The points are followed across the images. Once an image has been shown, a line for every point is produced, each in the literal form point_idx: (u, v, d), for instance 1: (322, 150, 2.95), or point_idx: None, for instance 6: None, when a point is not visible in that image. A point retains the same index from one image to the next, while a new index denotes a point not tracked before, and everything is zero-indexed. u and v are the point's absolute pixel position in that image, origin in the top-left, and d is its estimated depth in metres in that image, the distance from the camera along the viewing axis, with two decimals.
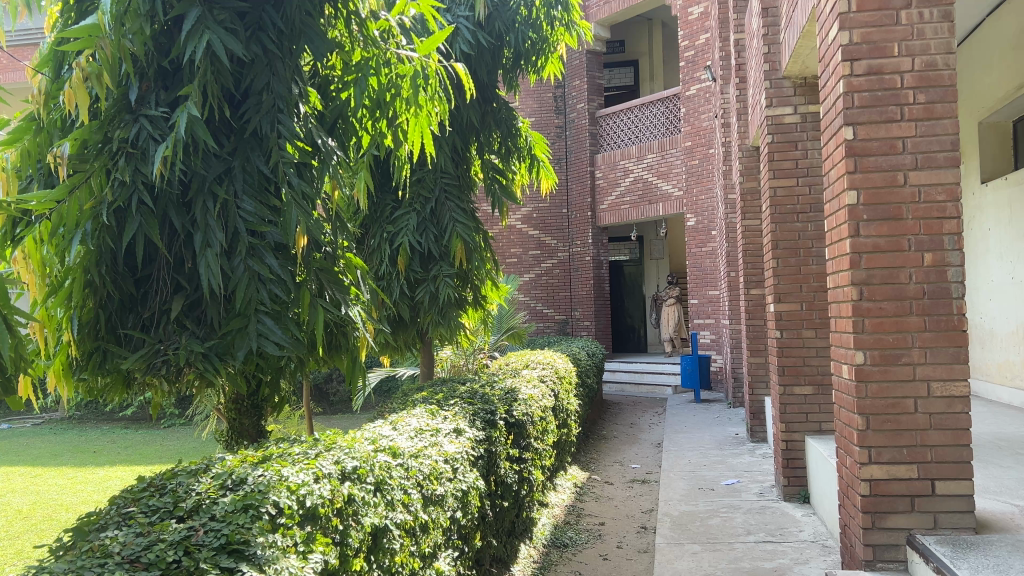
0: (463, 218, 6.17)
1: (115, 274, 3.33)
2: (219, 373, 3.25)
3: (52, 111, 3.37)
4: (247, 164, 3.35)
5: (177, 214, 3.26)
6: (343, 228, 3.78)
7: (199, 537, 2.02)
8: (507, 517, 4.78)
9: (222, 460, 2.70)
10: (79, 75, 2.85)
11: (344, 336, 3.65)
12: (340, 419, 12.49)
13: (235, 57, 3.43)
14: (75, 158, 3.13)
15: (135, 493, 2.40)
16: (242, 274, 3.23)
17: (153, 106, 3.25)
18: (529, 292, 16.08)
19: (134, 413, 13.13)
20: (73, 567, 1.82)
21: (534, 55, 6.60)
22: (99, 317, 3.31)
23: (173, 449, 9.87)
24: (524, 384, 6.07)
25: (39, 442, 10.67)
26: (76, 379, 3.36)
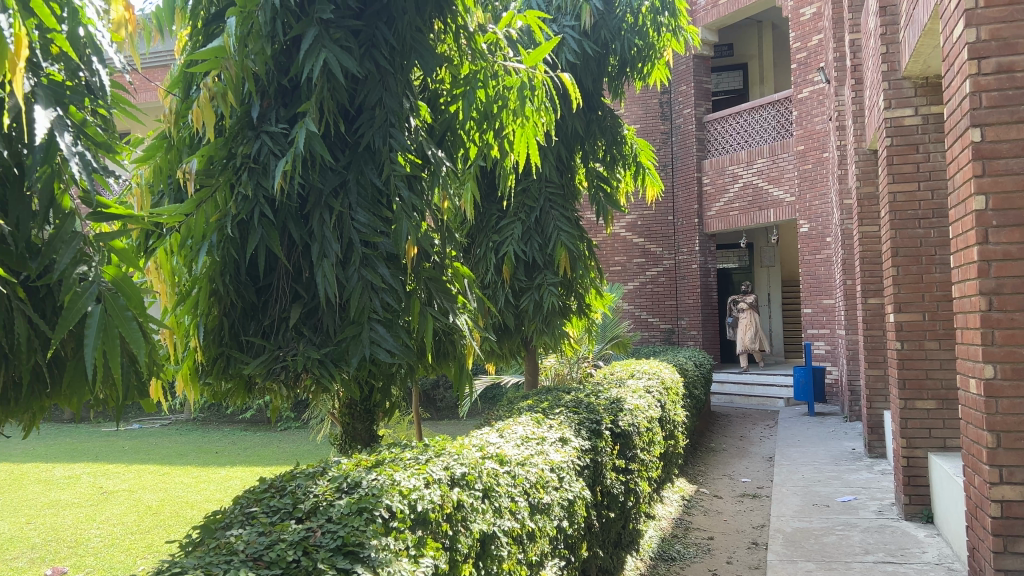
0: (568, 227, 6.17)
1: (239, 284, 3.49)
2: (334, 379, 3.36)
3: (182, 129, 3.54)
4: (361, 176, 3.46)
5: (295, 226, 3.40)
6: (452, 238, 3.84)
7: (317, 538, 2.09)
8: (614, 528, 4.74)
9: (338, 464, 2.78)
10: (207, 95, 3.00)
11: (451, 344, 3.71)
12: (448, 425, 12.70)
13: (350, 74, 3.54)
14: (202, 174, 3.31)
15: (258, 494, 2.52)
16: (356, 283, 3.35)
17: (274, 122, 3.40)
18: (634, 300, 15.94)
19: (253, 416, 13.71)
20: (203, 563, 1.92)
21: (640, 61, 6.55)
22: (223, 324, 3.48)
23: (288, 452, 10.24)
24: (630, 394, 6.02)
25: (167, 442, 11.29)
26: (202, 383, 3.56)
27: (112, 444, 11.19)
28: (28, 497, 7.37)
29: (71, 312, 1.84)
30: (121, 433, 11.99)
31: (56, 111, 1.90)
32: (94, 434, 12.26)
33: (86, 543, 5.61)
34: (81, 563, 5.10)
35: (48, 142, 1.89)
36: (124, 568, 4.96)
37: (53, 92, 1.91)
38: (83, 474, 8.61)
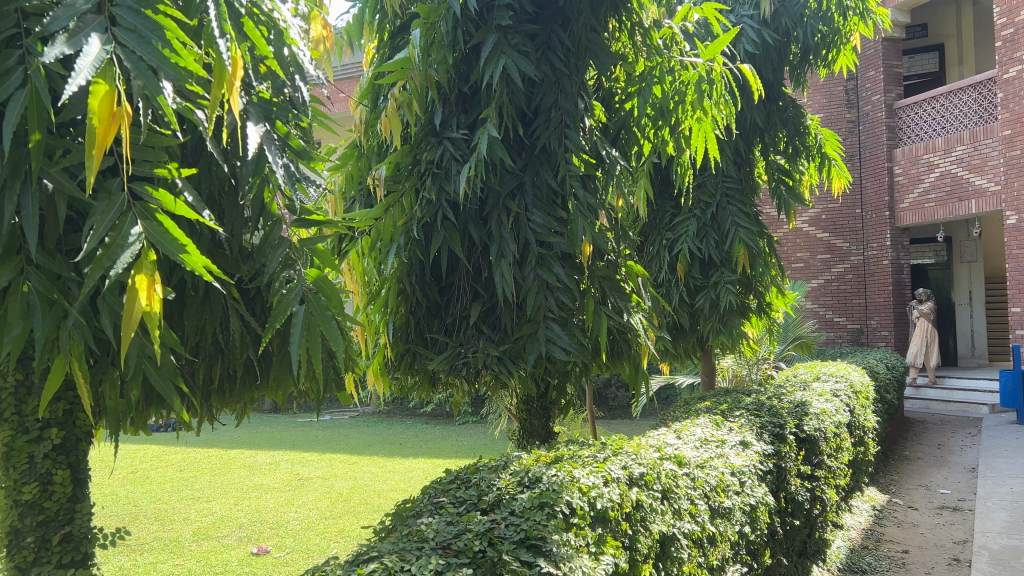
0: (746, 222, 5.97)
1: (423, 284, 3.64)
2: (513, 376, 3.43)
3: (371, 138, 3.74)
4: (537, 178, 3.52)
5: (475, 228, 3.51)
6: (626, 237, 3.83)
7: (501, 530, 2.15)
8: (798, 536, 4.56)
9: (519, 458, 2.85)
10: (393, 105, 3.16)
11: (627, 343, 3.71)
12: (621, 424, 12.66)
13: (527, 78, 3.60)
14: (390, 180, 3.49)
15: (445, 485, 2.63)
16: (533, 282, 3.41)
17: (455, 129, 3.52)
18: (818, 299, 15.23)
19: (433, 410, 14.24)
20: (397, 548, 2.03)
21: (824, 48, 6.24)
22: (409, 321, 3.65)
23: (468, 445, 10.56)
24: (815, 398, 5.77)
25: (356, 433, 11.96)
26: (391, 377, 3.75)
27: (307, 433, 11.98)
28: (236, 480, 8.04)
29: (279, 312, 1.99)
30: (315, 423, 12.82)
31: (265, 126, 2.06)
32: (292, 423, 13.17)
33: (287, 525, 6.06)
34: (282, 543, 5.51)
35: (259, 155, 2.06)
36: (319, 550, 5.30)
37: (263, 108, 2.07)
38: (282, 460, 9.28)
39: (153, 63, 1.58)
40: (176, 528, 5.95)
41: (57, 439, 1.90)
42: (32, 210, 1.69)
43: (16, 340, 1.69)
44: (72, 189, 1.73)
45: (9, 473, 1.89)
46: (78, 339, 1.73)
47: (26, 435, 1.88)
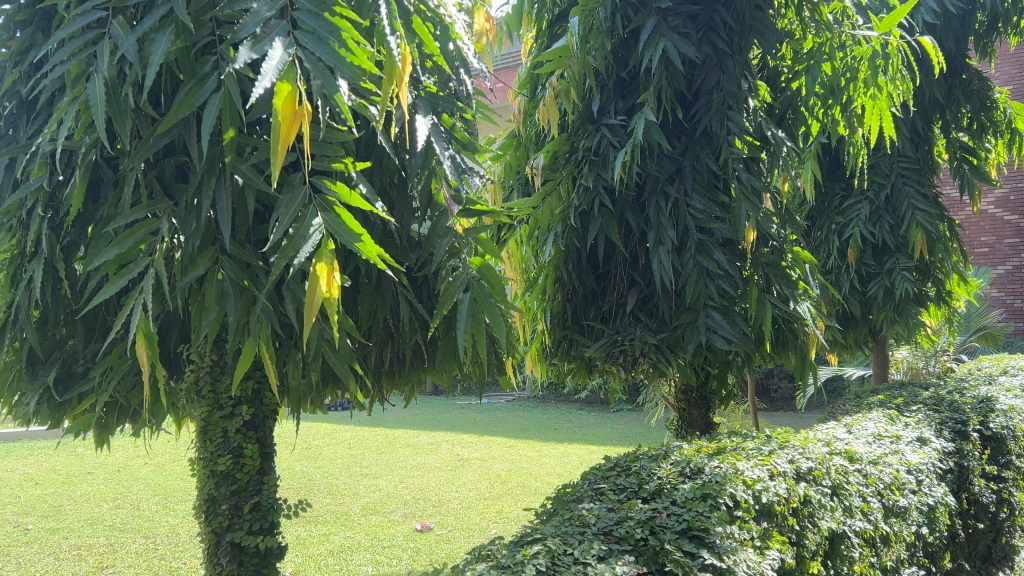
0: (925, 205, 5.59)
1: (581, 271, 3.65)
2: (671, 365, 3.38)
3: (529, 127, 3.78)
4: (697, 163, 3.44)
5: (633, 214, 3.49)
6: (793, 222, 3.68)
7: (663, 519, 2.13)
8: (983, 541, 4.26)
9: (680, 448, 2.82)
10: (551, 94, 3.18)
11: (793, 332, 3.58)
12: (784, 416, 12.20)
13: (687, 60, 3.52)
14: (547, 168, 3.53)
15: (605, 471, 2.65)
16: (693, 269, 3.35)
17: (613, 115, 3.49)
18: (1005, 287, 14.07)
19: (588, 397, 14.26)
20: (559, 532, 2.07)
21: (1017, 14, 5.71)
22: (566, 309, 3.67)
23: (623, 432, 10.53)
24: (1003, 393, 5.34)
25: (513, 417, 12.16)
26: (548, 363, 3.79)
27: (466, 415, 12.32)
28: (401, 458, 8.38)
29: (445, 299, 2.06)
30: (474, 406, 13.15)
31: (431, 119, 2.14)
32: (452, 405, 13.59)
33: (448, 504, 6.27)
34: (444, 520, 5.71)
35: (427, 147, 2.13)
36: (480, 529, 5.45)
37: (430, 102, 2.15)
38: (443, 441, 9.59)
39: (330, 62, 1.66)
40: (347, 503, 6.29)
41: (247, 416, 2.06)
42: (225, 203, 1.84)
43: (212, 324, 1.84)
44: (259, 183, 1.86)
45: (206, 446, 2.06)
46: (266, 323, 1.87)
47: (220, 411, 2.04)
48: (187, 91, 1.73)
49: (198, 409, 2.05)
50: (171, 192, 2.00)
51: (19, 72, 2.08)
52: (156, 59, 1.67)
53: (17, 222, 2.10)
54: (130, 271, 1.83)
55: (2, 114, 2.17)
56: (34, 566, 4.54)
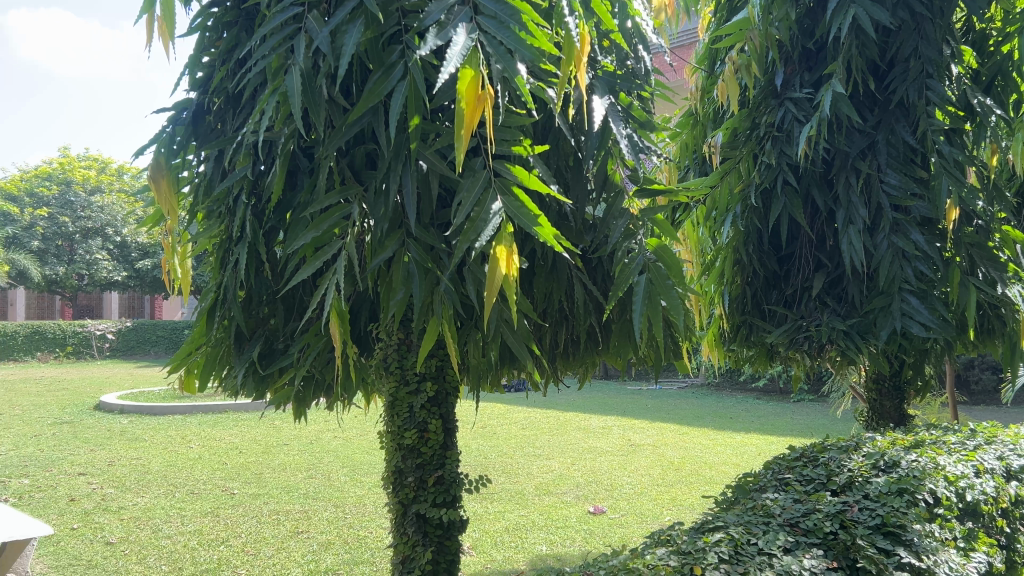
0: None
1: (762, 254, 3.50)
2: (861, 352, 3.18)
3: (707, 104, 3.67)
4: (892, 136, 3.22)
5: (820, 193, 3.30)
6: (1001, 198, 3.37)
7: (854, 513, 2.01)
8: None
9: (874, 440, 2.65)
10: (730, 69, 3.07)
11: (1000, 319, 3.30)
12: (986, 411, 11.24)
13: (881, 27, 3.29)
14: (726, 146, 3.43)
15: (790, 462, 2.57)
16: (886, 251, 3.14)
17: (798, 89, 3.32)
18: None
19: (766, 385, 13.76)
20: (742, 521, 2.03)
21: None
22: (746, 292, 3.52)
23: (804, 423, 10.08)
24: None
25: (686, 404, 11.94)
26: (727, 349, 3.68)
27: (638, 401, 12.22)
28: (573, 441, 8.44)
29: (621, 281, 2.04)
30: (646, 392, 13.03)
31: (610, 100, 2.13)
32: (623, 390, 13.52)
33: (621, 488, 6.24)
34: (617, 505, 5.70)
35: (604, 126, 2.12)
36: (653, 516, 5.39)
37: (608, 82, 2.14)
38: (615, 426, 9.57)
39: (511, 46, 1.68)
40: (521, 482, 6.42)
41: (431, 392, 2.13)
42: (411, 188, 1.91)
43: (400, 304, 1.93)
44: (442, 168, 1.91)
45: (394, 420, 2.16)
46: (449, 303, 1.92)
47: (407, 387, 2.13)
48: (376, 80, 1.81)
49: (387, 384, 2.15)
50: (361, 178, 2.10)
51: (227, 70, 2.25)
52: (349, 50, 1.76)
53: (226, 210, 2.28)
54: (325, 253, 1.94)
55: (212, 110, 2.35)
56: (239, 527, 4.95)
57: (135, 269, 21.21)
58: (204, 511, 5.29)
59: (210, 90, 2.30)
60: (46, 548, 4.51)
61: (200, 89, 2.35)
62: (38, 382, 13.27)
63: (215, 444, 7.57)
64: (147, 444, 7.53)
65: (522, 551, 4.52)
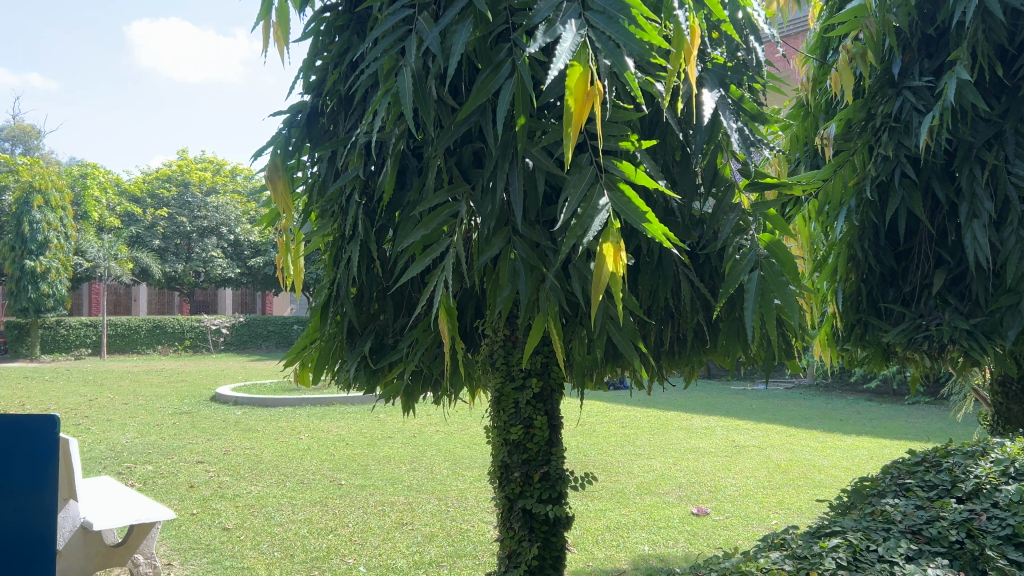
0: None
1: (878, 250, 3.35)
2: (986, 353, 3.02)
3: (819, 95, 3.56)
4: (1020, 124, 3.04)
5: (941, 185, 3.15)
6: None
7: (983, 522, 1.91)
8: None
9: (1003, 445, 2.51)
10: (844, 58, 2.97)
11: None
12: None
13: (1010, 9, 3.12)
14: (840, 138, 3.32)
15: (910, 466, 2.48)
16: (1014, 245, 2.97)
17: (917, 77, 3.18)
18: None
19: (879, 387, 13.22)
20: (861, 526, 1.98)
21: None
22: (861, 290, 3.38)
23: (920, 426, 9.64)
24: None
25: (793, 405, 11.60)
26: (839, 349, 3.55)
27: (742, 401, 11.95)
28: (675, 441, 8.32)
29: (732, 277, 2.00)
30: (750, 392, 12.73)
31: (719, 92, 2.10)
32: (727, 390, 13.25)
33: (725, 490, 6.12)
34: (721, 507, 5.58)
35: (713, 121, 2.09)
36: (759, 518, 5.26)
37: (717, 75, 2.11)
38: (718, 426, 9.39)
39: (620, 40, 1.67)
40: (622, 481, 6.37)
41: (536, 388, 2.13)
42: (518, 186, 1.92)
43: (506, 300, 1.94)
44: (549, 165, 1.92)
45: (500, 416, 2.18)
46: (555, 300, 1.92)
47: (512, 382, 2.14)
48: (484, 78, 1.82)
49: (493, 380, 2.17)
50: (468, 176, 2.12)
51: (339, 73, 2.31)
52: (459, 49, 1.78)
53: (339, 209, 2.34)
54: (433, 251, 1.97)
55: (325, 112, 2.42)
56: (347, 517, 5.09)
57: (247, 266, 22.10)
58: (314, 500, 5.47)
59: (323, 92, 2.37)
60: (168, 532, 4.75)
61: (314, 92, 2.43)
62: (160, 373, 14.01)
63: (323, 436, 7.81)
64: (260, 435, 7.84)
65: (625, 550, 4.49)
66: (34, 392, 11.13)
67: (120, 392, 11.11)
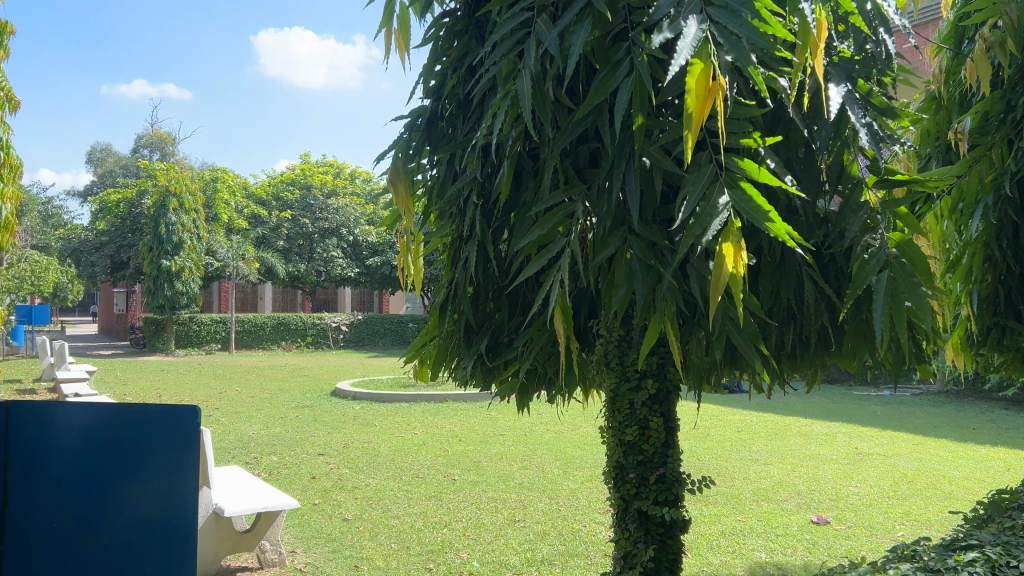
0: None
1: (1020, 248, 3.13)
2: None
3: (952, 87, 3.39)
4: None
5: None
6: None
7: None
8: None
9: None
10: (981, 47, 2.81)
11: None
12: None
13: None
14: (977, 132, 3.15)
15: None
16: None
17: None
18: None
19: (1018, 395, 12.42)
20: (1001, 541, 1.90)
21: None
22: (999, 291, 3.17)
23: None
24: None
25: (921, 412, 11.05)
26: (974, 353, 3.38)
27: (865, 407, 11.47)
28: (793, 447, 8.07)
29: (860, 278, 1.93)
30: (874, 399, 12.20)
31: (847, 86, 2.03)
32: (848, 395, 12.74)
33: (847, 499, 5.90)
34: (843, 516, 5.38)
35: (840, 116, 2.03)
36: (884, 529, 5.05)
37: (845, 68, 2.04)
38: (839, 433, 9.05)
39: (744, 34, 1.65)
40: (738, 486, 6.24)
41: (652, 389, 2.12)
42: (635, 186, 1.91)
43: (621, 301, 1.93)
44: (667, 164, 1.89)
45: (615, 416, 2.18)
46: (671, 301, 1.90)
47: (627, 383, 2.13)
48: (602, 78, 1.83)
49: (608, 380, 2.17)
50: (584, 176, 2.12)
51: (458, 77, 2.36)
52: (577, 50, 1.79)
53: (457, 210, 2.40)
54: (549, 251, 1.99)
55: (444, 116, 2.47)
56: (461, 512, 5.19)
57: (365, 266, 22.79)
58: (429, 495, 5.60)
59: (442, 96, 2.42)
60: (292, 520, 4.97)
61: (434, 96, 2.49)
62: (284, 368, 14.62)
63: (437, 432, 7.98)
64: (377, 429, 8.07)
65: (740, 557, 4.40)
66: (170, 384, 11.84)
67: (247, 386, 11.67)
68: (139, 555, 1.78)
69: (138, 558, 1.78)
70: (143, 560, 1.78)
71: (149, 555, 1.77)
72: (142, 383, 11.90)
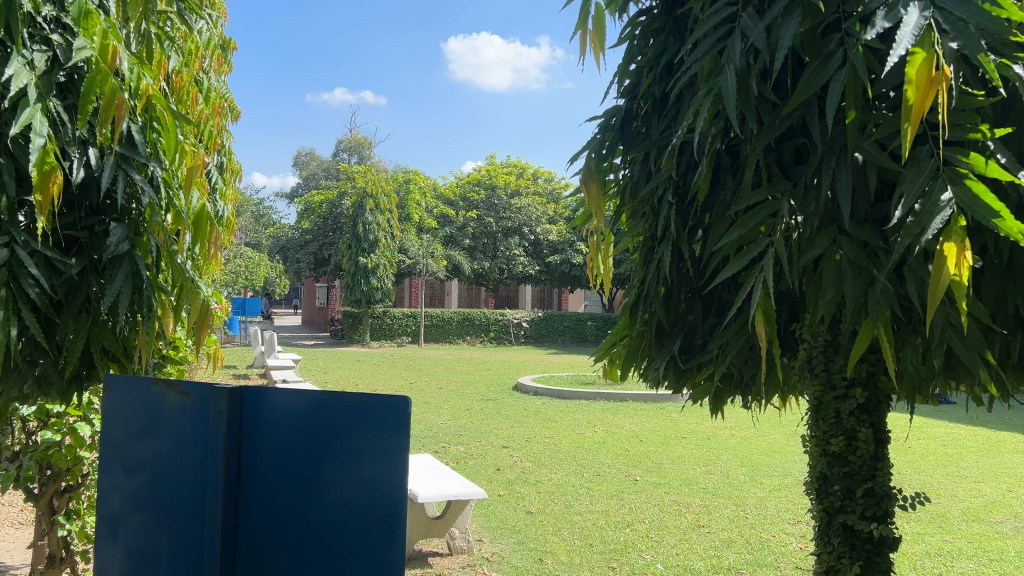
0: None
1: None
2: None
3: None
4: None
5: None
6: None
7: None
8: None
9: None
10: None
11: None
12: None
13: None
14: None
15: None
16: None
17: None
18: None
19: None
20: None
21: None
22: None
23: None
24: None
25: None
26: None
27: None
28: (1008, 464, 7.39)
29: None
30: None
31: None
32: None
33: None
34: None
35: None
36: None
37: None
38: None
39: (975, 19, 1.52)
40: (944, 503, 5.80)
41: (861, 398, 2.01)
42: (846, 182, 1.81)
43: (829, 304, 1.85)
44: (883, 159, 1.79)
45: (819, 425, 2.08)
46: (886, 305, 1.80)
47: (833, 391, 2.04)
48: (812, 71, 1.75)
49: (812, 387, 2.09)
50: (789, 174, 2.05)
51: (654, 76, 2.34)
52: (786, 44, 1.73)
53: (651, 210, 2.38)
54: (751, 251, 1.93)
55: (638, 115, 2.46)
56: (643, 513, 5.15)
57: (546, 264, 23.11)
58: (611, 493, 5.60)
59: (637, 96, 2.41)
60: (479, 510, 5.14)
61: (628, 96, 2.48)
62: (469, 362, 15.12)
63: (618, 431, 7.98)
64: (558, 425, 8.18)
65: None
66: (365, 374, 12.57)
67: (435, 378, 12.17)
68: (356, 558, 1.39)
69: (354, 562, 1.39)
70: (359, 564, 1.38)
71: (366, 560, 1.38)
72: (340, 373, 12.71)
